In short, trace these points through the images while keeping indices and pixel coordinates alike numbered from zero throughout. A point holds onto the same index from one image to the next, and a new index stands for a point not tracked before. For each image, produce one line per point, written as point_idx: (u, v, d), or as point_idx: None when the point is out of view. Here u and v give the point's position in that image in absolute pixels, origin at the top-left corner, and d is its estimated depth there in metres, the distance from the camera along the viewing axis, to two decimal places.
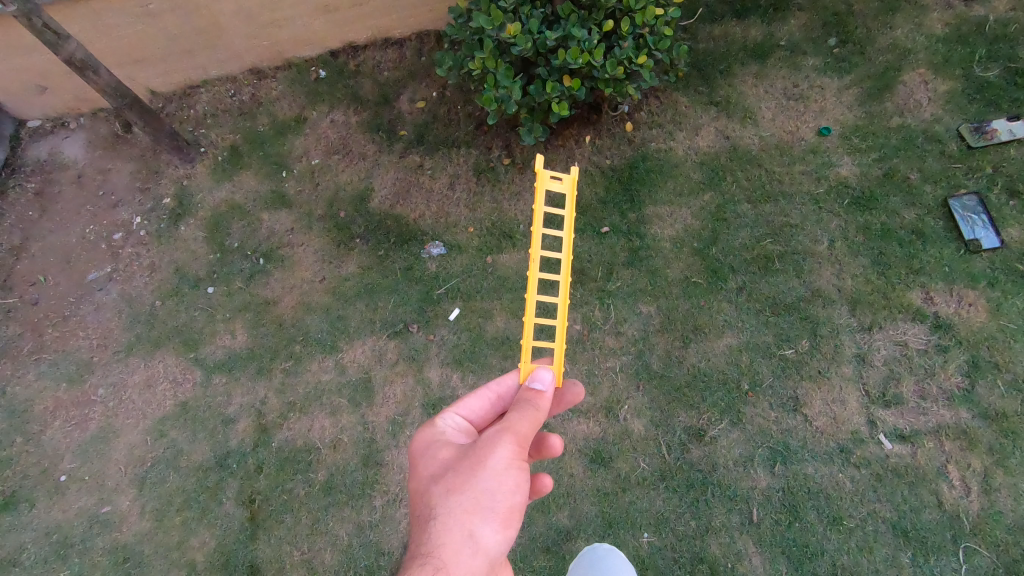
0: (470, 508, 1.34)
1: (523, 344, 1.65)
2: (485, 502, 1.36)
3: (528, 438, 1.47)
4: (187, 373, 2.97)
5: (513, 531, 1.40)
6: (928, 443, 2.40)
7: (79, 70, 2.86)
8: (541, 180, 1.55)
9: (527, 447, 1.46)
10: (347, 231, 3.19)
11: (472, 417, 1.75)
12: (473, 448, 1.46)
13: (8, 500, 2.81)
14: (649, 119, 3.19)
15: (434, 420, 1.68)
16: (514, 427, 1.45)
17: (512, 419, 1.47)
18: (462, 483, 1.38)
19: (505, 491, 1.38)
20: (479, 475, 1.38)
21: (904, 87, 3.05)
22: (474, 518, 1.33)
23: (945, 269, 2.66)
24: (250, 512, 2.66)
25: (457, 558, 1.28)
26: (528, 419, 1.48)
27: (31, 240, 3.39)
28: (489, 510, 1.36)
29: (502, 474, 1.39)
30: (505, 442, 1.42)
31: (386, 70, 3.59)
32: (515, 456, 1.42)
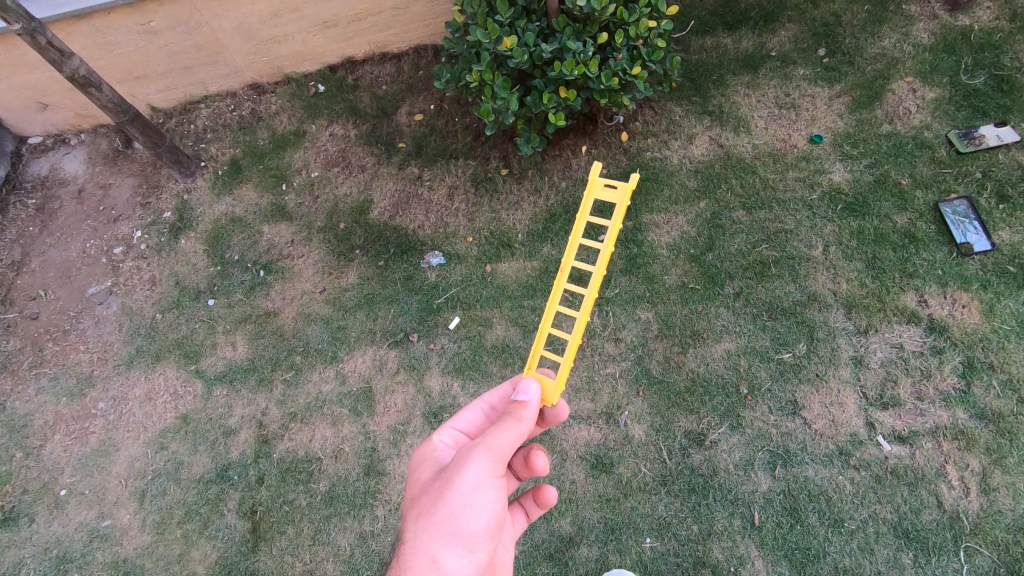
0: (435, 532, 1.36)
1: (536, 346, 1.79)
2: (450, 527, 1.36)
3: (504, 454, 1.47)
4: (187, 385, 2.98)
5: (482, 555, 1.39)
6: (926, 444, 2.43)
7: (82, 87, 2.89)
8: (592, 188, 1.66)
9: (500, 464, 1.46)
10: (347, 242, 3.22)
11: (469, 429, 1.77)
12: (447, 470, 1.48)
13: (8, 515, 2.79)
14: (644, 129, 3.25)
15: (429, 438, 1.72)
16: (488, 444, 1.47)
17: (486, 438, 1.48)
18: (430, 507, 1.40)
19: (472, 514, 1.39)
20: (446, 498, 1.39)
21: (893, 95, 3.12)
22: (438, 543, 1.34)
23: (938, 272, 2.70)
24: (251, 523, 2.65)
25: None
26: (504, 435, 1.49)
27: (32, 256, 3.41)
28: (453, 534, 1.36)
29: (469, 495, 1.40)
30: (474, 461, 1.43)
31: (384, 84, 3.64)
32: (484, 476, 1.42)
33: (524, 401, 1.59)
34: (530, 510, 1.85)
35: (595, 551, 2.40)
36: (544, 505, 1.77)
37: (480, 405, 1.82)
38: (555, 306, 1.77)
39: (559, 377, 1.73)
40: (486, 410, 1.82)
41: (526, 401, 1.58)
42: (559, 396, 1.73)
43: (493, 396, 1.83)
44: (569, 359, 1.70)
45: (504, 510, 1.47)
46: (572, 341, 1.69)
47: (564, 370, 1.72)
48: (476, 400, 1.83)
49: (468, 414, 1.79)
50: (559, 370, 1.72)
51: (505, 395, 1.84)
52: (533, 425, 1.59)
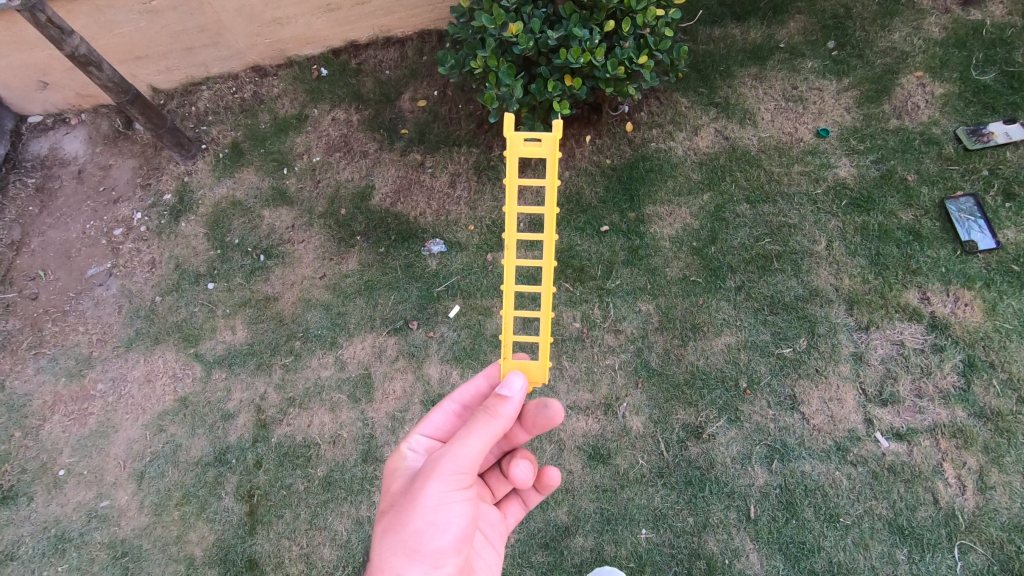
0: (400, 551, 1.38)
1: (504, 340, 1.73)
2: (415, 544, 1.38)
3: (470, 465, 1.47)
4: (186, 368, 2.98)
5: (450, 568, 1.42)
6: (924, 441, 2.43)
7: (82, 66, 2.86)
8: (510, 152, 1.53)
9: (467, 474, 1.47)
10: (348, 228, 3.20)
11: (438, 432, 1.85)
12: (412, 483, 1.49)
13: (7, 493, 2.81)
14: (649, 119, 3.21)
15: (399, 444, 1.77)
16: (453, 455, 1.46)
17: (450, 448, 1.48)
18: (395, 524, 1.41)
19: (437, 529, 1.41)
20: (411, 515, 1.41)
21: (901, 90, 3.08)
22: (403, 562, 1.36)
23: (941, 269, 2.69)
24: (249, 507, 2.67)
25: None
26: (470, 444, 1.48)
27: (32, 235, 3.39)
28: (419, 551, 1.38)
29: (434, 510, 1.42)
30: (438, 476, 1.44)
31: (388, 69, 3.61)
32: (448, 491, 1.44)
33: (504, 398, 1.57)
34: (527, 498, 1.97)
35: (591, 541, 2.41)
36: (546, 488, 1.90)
37: (451, 406, 1.89)
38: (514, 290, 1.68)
39: (541, 357, 1.74)
40: (457, 410, 1.90)
41: (506, 397, 1.58)
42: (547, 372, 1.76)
43: (463, 394, 1.90)
44: (546, 338, 1.69)
45: (472, 519, 1.50)
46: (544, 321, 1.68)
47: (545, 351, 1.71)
48: (446, 401, 1.90)
49: (437, 417, 1.87)
50: (541, 355, 1.72)
51: (475, 391, 1.91)
52: (506, 425, 1.56)
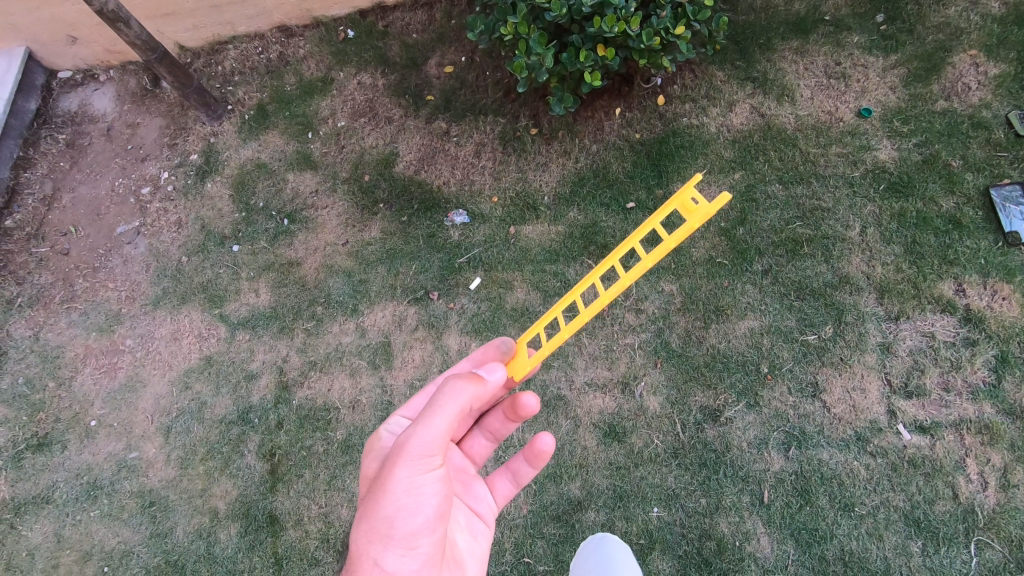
0: (375, 536, 1.39)
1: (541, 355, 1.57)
2: (387, 529, 1.39)
3: (436, 445, 1.44)
4: (212, 328, 3.03)
5: (426, 545, 1.43)
6: (948, 436, 2.39)
7: (111, 22, 2.83)
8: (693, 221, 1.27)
9: (434, 455, 1.44)
10: (371, 195, 3.19)
11: (419, 416, 1.89)
12: (383, 468, 1.48)
13: (42, 440, 2.93)
14: (682, 93, 3.11)
15: (378, 430, 1.81)
16: (416, 439, 1.43)
17: (414, 430, 1.45)
18: (366, 512, 1.41)
19: (409, 511, 1.41)
20: (381, 502, 1.40)
21: (953, 69, 2.92)
22: (378, 547, 1.38)
23: (980, 261, 2.59)
24: (270, 465, 2.75)
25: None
26: (435, 423, 1.45)
27: (63, 191, 3.45)
28: (393, 534, 1.39)
29: (403, 496, 1.40)
30: (404, 462, 1.41)
31: (415, 32, 3.52)
32: (417, 472, 1.42)
33: (481, 378, 1.58)
34: (520, 468, 1.95)
35: (602, 516, 2.45)
36: (540, 458, 1.88)
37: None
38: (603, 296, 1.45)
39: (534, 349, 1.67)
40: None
41: (484, 377, 1.58)
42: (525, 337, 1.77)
43: (445, 380, 1.93)
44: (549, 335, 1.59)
45: (446, 496, 1.49)
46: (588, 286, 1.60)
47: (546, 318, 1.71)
48: (429, 385, 1.96)
49: (419, 401, 1.93)
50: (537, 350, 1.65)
51: (458, 379, 1.92)
52: (471, 399, 1.52)
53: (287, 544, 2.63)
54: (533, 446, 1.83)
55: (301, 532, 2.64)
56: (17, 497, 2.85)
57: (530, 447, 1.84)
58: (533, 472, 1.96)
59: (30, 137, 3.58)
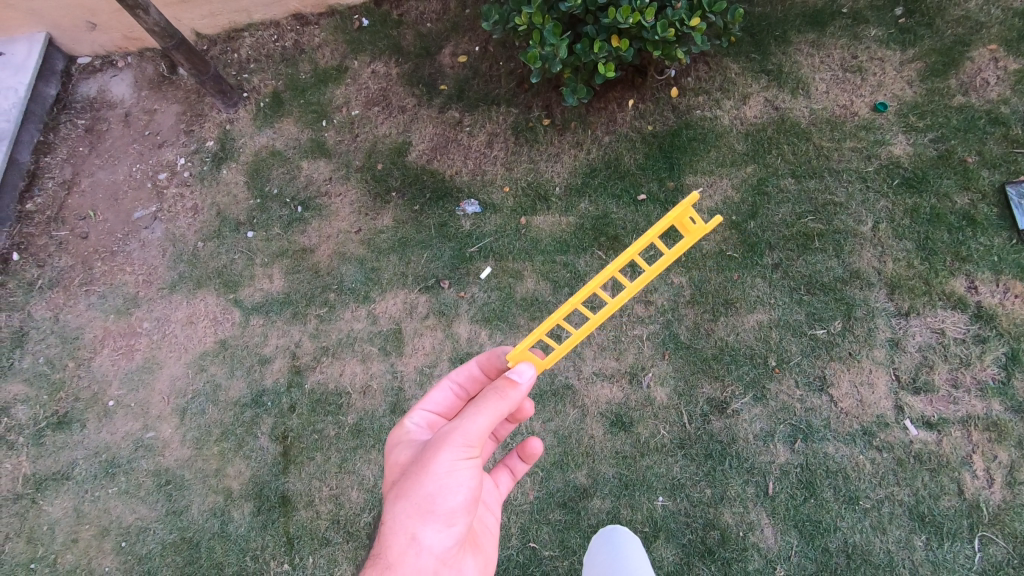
0: (414, 512, 1.45)
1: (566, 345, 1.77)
2: (428, 506, 1.46)
3: (479, 437, 1.54)
4: (226, 313, 3.09)
5: (460, 528, 1.50)
6: (956, 432, 2.39)
7: (131, 9, 2.86)
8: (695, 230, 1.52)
9: (475, 445, 1.54)
10: (384, 184, 3.22)
11: (440, 409, 1.92)
12: (423, 452, 1.56)
13: (62, 418, 3.01)
14: (696, 85, 3.10)
15: (402, 421, 1.83)
16: (462, 428, 1.53)
17: (460, 421, 1.54)
18: (408, 489, 1.48)
19: (449, 492, 1.49)
20: (423, 480, 1.48)
21: (971, 64, 2.89)
22: (417, 522, 1.44)
23: (994, 258, 2.58)
24: (283, 447, 2.81)
25: (401, 559, 1.39)
26: (479, 418, 1.54)
27: (82, 176, 3.51)
28: (433, 512, 1.46)
29: (445, 476, 1.49)
30: (448, 446, 1.51)
31: (429, 22, 3.53)
32: (460, 457, 1.51)
33: (514, 382, 1.62)
34: (515, 466, 2.05)
35: (608, 504, 2.48)
36: (530, 456, 1.97)
37: (449, 385, 1.96)
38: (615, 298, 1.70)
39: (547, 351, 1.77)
40: (455, 389, 1.96)
41: (517, 382, 1.63)
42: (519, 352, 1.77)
43: (458, 375, 1.96)
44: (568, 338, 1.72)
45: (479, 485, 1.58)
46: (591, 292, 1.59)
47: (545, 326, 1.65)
48: (444, 380, 1.97)
49: (437, 395, 1.94)
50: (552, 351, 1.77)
51: (471, 374, 1.96)
52: (515, 406, 1.62)
53: (299, 525, 2.69)
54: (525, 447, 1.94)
55: (312, 513, 2.70)
56: (37, 473, 2.93)
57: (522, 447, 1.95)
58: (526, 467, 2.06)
59: (51, 122, 3.64)
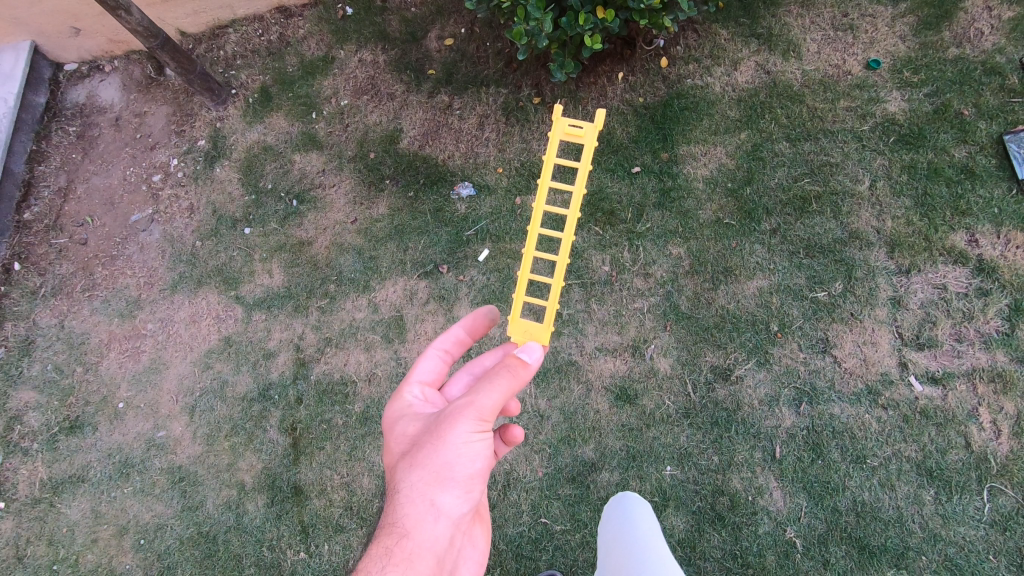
0: (432, 482, 1.51)
1: (548, 312, 1.73)
2: (446, 474, 1.52)
3: (493, 411, 1.55)
4: (229, 310, 3.10)
5: (474, 493, 1.58)
6: (961, 385, 2.40)
7: (112, 10, 2.80)
8: None
9: (489, 419, 1.56)
10: (377, 172, 3.21)
11: (436, 383, 1.90)
12: (436, 423, 1.59)
13: (74, 423, 3.04)
14: (686, 53, 3.04)
15: (401, 394, 1.83)
16: (476, 402, 1.54)
17: (473, 394, 1.55)
18: (425, 459, 1.53)
19: (465, 461, 1.54)
20: (440, 450, 1.52)
21: (965, 15, 2.83)
22: (435, 489, 1.51)
23: (994, 210, 2.56)
24: (292, 439, 2.84)
25: (420, 525, 1.48)
26: (496, 394, 1.55)
27: (77, 183, 3.51)
28: (450, 480, 1.53)
29: (461, 446, 1.54)
30: (464, 418, 1.53)
31: (413, 6, 3.48)
32: (476, 430, 1.54)
33: (525, 361, 1.61)
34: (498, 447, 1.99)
35: (617, 476, 2.50)
36: (510, 442, 1.90)
37: (436, 353, 1.94)
38: (537, 233, 1.72)
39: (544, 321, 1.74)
40: (444, 357, 1.95)
41: (527, 361, 1.62)
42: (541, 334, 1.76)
43: (445, 342, 1.95)
44: (553, 303, 1.71)
45: (492, 453, 1.63)
46: (550, 164, 1.64)
47: (580, 197, 1.59)
48: (430, 349, 1.94)
49: (427, 364, 1.92)
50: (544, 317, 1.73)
51: (457, 340, 1.97)
52: (526, 384, 1.62)
53: (313, 513, 2.73)
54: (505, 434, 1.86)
55: (326, 501, 2.74)
56: (54, 477, 2.97)
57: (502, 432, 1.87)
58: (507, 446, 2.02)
59: (42, 131, 3.62)
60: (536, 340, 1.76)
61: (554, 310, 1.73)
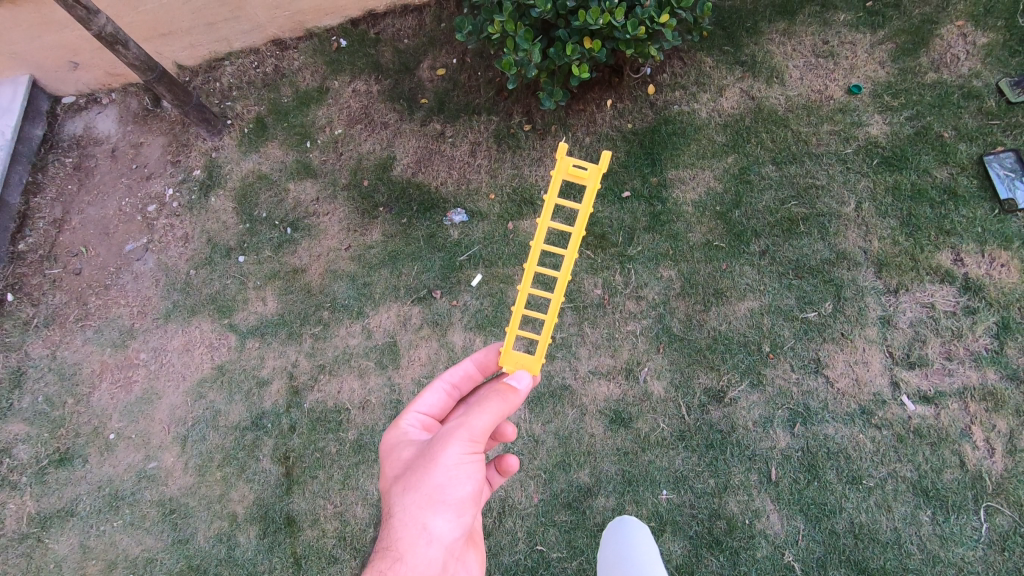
0: (424, 504, 1.50)
1: (541, 343, 1.75)
2: (438, 496, 1.51)
3: (484, 433, 1.57)
4: (222, 338, 3.10)
5: (467, 518, 1.56)
6: (952, 404, 2.41)
7: (110, 45, 2.84)
8: None
9: (480, 440, 1.57)
10: (371, 199, 3.24)
11: (433, 411, 1.90)
12: (429, 446, 1.60)
13: (64, 456, 3.00)
14: (672, 80, 3.11)
15: (398, 422, 1.82)
16: (468, 424, 1.56)
17: (466, 417, 1.57)
18: (417, 481, 1.53)
19: (457, 484, 1.53)
20: (432, 472, 1.52)
21: (941, 41, 2.91)
22: (428, 512, 1.49)
23: (977, 230, 2.60)
24: (285, 468, 2.81)
25: (412, 549, 1.45)
26: (487, 416, 1.57)
27: (72, 214, 3.53)
28: (443, 502, 1.51)
29: (453, 468, 1.53)
30: (455, 440, 1.54)
31: (406, 38, 3.56)
32: (467, 452, 1.55)
33: (515, 386, 1.66)
34: (492, 477, 1.99)
35: (612, 501, 2.48)
36: (506, 472, 1.90)
37: (442, 387, 1.94)
38: (533, 270, 1.70)
39: (537, 351, 1.77)
40: (449, 390, 1.94)
41: (517, 386, 1.67)
42: (537, 366, 1.79)
43: (453, 376, 1.95)
44: (546, 336, 1.73)
45: (484, 478, 1.62)
46: (550, 204, 1.59)
47: (579, 239, 1.58)
48: (438, 381, 1.95)
49: (430, 396, 1.91)
50: (537, 348, 1.75)
51: (465, 374, 1.97)
52: (517, 409, 1.64)
53: (306, 544, 2.69)
54: (501, 464, 1.88)
55: (319, 531, 2.70)
56: (41, 512, 2.92)
57: (499, 462, 1.88)
58: (502, 477, 2.00)
59: (39, 162, 3.65)
60: (527, 370, 1.78)
61: (548, 342, 1.75)
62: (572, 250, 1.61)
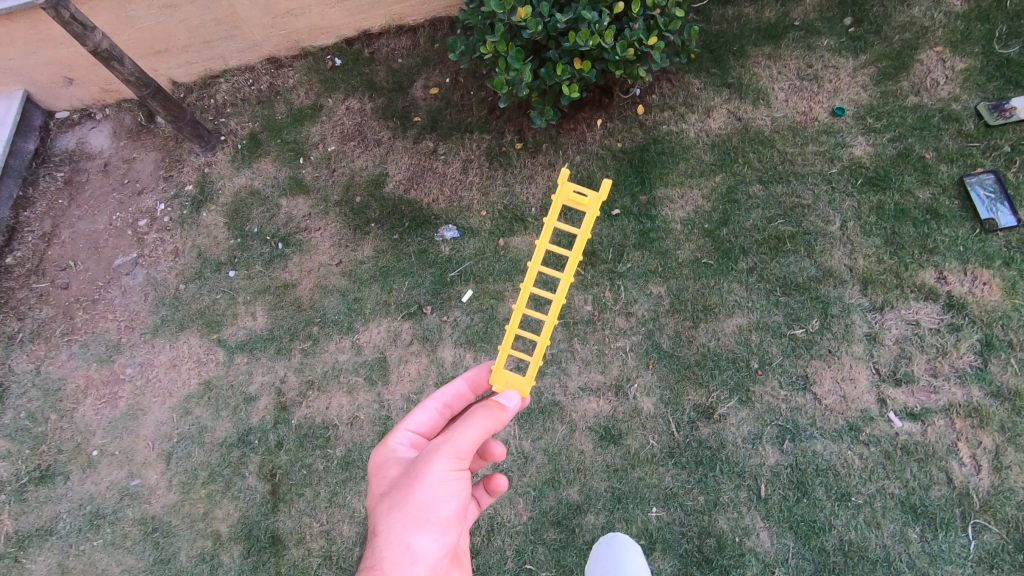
0: (409, 523, 1.48)
1: (533, 364, 1.75)
2: (422, 515, 1.49)
3: (470, 449, 1.56)
4: (210, 353, 3.07)
5: (453, 536, 1.54)
6: (939, 421, 2.43)
7: (105, 61, 2.87)
8: None
9: (465, 457, 1.57)
10: (363, 215, 3.26)
11: (423, 429, 1.89)
12: (415, 464, 1.59)
13: (45, 473, 2.94)
14: (661, 101, 3.18)
15: (387, 439, 1.81)
16: (453, 440, 1.56)
17: (451, 433, 1.57)
18: (402, 499, 1.51)
19: (442, 501, 1.52)
20: (417, 490, 1.51)
21: (921, 66, 3.00)
22: (412, 531, 1.47)
23: (959, 249, 2.65)
24: (271, 486, 2.77)
25: (396, 568, 1.43)
26: (473, 432, 1.57)
27: (62, 227, 3.51)
28: (427, 520, 1.50)
29: (438, 485, 1.53)
30: (440, 456, 1.54)
31: (400, 57, 3.61)
32: (452, 469, 1.54)
33: (503, 404, 1.66)
34: (481, 497, 1.97)
35: (602, 519, 2.46)
36: (495, 492, 1.89)
37: (433, 405, 1.93)
38: (529, 291, 1.69)
39: (528, 373, 1.77)
40: (439, 409, 1.94)
41: (505, 405, 1.67)
42: (528, 389, 1.79)
43: (444, 394, 1.95)
44: (538, 357, 1.73)
45: (470, 496, 1.60)
46: (549, 227, 1.60)
47: (576, 263, 1.60)
48: (428, 400, 1.94)
49: (420, 414, 1.90)
50: (529, 369, 1.75)
51: (457, 393, 1.96)
52: (503, 426, 1.64)
53: (290, 564, 2.64)
54: (489, 484, 1.86)
55: (304, 550, 2.65)
56: (20, 531, 2.86)
57: (487, 483, 1.87)
58: (490, 497, 1.98)
59: (29, 176, 3.64)
60: (518, 390, 1.78)
61: (540, 364, 1.75)
62: (568, 274, 1.62)
